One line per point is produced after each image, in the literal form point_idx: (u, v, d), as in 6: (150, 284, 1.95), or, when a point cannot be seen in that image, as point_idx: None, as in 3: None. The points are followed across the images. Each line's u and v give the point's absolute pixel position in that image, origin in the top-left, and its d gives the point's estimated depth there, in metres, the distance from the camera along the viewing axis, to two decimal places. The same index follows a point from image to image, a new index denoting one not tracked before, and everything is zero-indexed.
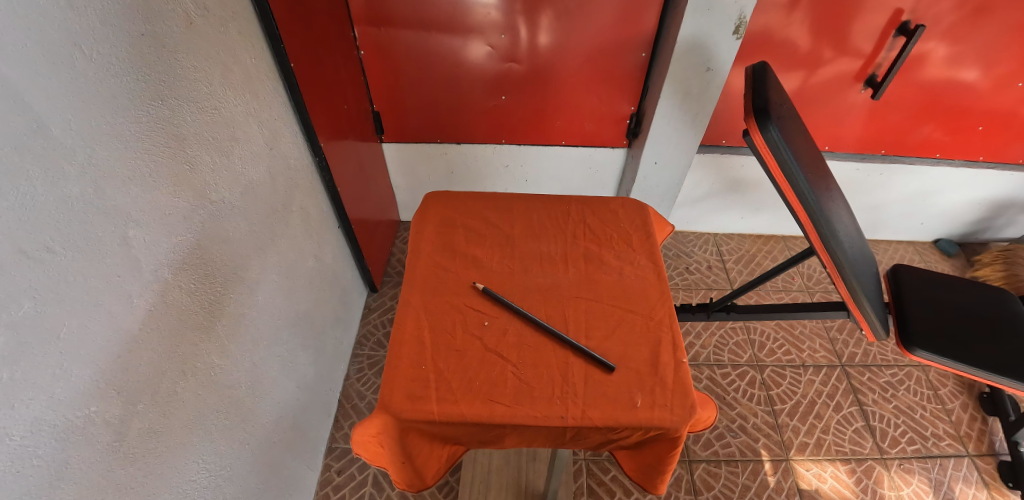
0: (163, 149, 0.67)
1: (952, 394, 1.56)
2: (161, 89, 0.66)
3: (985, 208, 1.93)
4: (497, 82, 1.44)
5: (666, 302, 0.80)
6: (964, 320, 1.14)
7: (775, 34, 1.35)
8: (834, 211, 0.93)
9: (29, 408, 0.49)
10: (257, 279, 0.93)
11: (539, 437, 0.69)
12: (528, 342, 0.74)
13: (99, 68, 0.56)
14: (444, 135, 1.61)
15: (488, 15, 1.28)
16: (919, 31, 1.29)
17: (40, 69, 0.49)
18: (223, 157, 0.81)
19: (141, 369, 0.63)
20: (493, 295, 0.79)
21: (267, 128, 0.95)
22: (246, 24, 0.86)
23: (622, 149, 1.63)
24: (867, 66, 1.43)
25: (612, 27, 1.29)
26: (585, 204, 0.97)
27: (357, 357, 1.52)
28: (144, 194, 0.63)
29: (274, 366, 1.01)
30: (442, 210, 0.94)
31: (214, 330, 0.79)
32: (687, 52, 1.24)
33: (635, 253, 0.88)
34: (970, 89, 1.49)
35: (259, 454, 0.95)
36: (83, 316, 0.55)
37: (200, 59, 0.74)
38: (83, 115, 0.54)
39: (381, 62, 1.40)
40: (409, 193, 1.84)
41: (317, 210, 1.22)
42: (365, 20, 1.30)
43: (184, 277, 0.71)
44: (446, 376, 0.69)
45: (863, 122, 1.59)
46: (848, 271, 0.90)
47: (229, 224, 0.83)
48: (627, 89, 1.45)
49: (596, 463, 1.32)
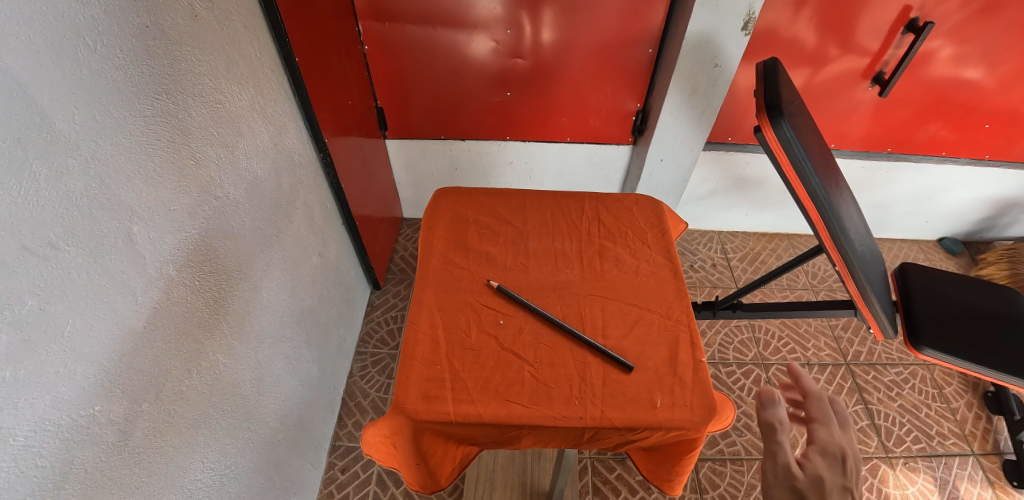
0: (167, 144, 0.66)
1: (957, 392, 1.55)
2: (166, 83, 0.65)
3: (990, 206, 1.93)
4: (502, 78, 1.43)
5: (683, 300, 0.79)
6: (974, 320, 1.14)
7: (781, 32, 1.34)
8: (845, 208, 0.92)
9: (33, 408, 0.48)
10: (262, 276, 0.92)
11: (557, 438, 0.68)
12: (544, 342, 0.73)
13: (103, 60, 0.55)
14: (448, 131, 1.60)
15: (492, 11, 1.27)
16: (928, 29, 1.27)
17: (44, 60, 0.48)
18: (228, 153, 0.80)
19: (146, 367, 0.62)
20: (507, 293, 0.78)
21: (272, 123, 0.94)
22: (251, 18, 0.85)
23: (627, 146, 1.62)
24: (874, 64, 1.42)
25: (618, 23, 1.28)
26: (599, 201, 0.96)
27: (361, 355, 1.52)
28: (150, 191, 0.62)
29: (280, 363, 1.00)
30: (453, 207, 0.93)
31: (219, 328, 0.78)
32: (696, 48, 1.23)
33: (650, 251, 0.87)
34: (976, 88, 1.48)
35: (265, 452, 0.94)
36: (88, 314, 0.54)
37: (204, 52, 0.73)
38: (88, 109, 0.53)
39: (386, 59, 1.39)
40: (413, 191, 1.83)
41: (322, 206, 1.21)
42: (368, 15, 1.28)
43: (189, 274, 0.70)
44: (461, 376, 0.68)
45: (869, 119, 1.59)
46: (859, 270, 0.90)
47: (234, 220, 0.82)
48: (633, 85, 1.44)
49: (601, 462, 1.31)
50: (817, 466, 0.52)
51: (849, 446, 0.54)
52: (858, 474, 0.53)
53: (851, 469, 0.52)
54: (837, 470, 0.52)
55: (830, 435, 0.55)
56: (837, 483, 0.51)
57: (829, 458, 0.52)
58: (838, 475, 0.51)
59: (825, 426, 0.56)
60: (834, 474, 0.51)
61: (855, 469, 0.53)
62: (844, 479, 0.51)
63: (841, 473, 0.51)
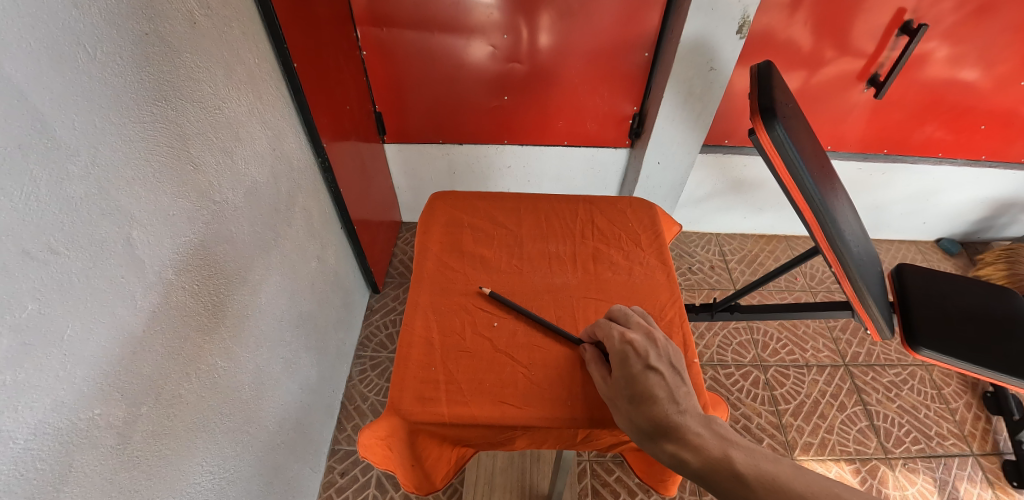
0: (166, 150, 0.66)
1: (956, 393, 1.56)
2: (165, 89, 0.66)
3: (987, 207, 1.93)
4: (499, 82, 1.44)
5: (676, 302, 0.80)
6: (971, 320, 1.14)
7: (777, 34, 1.35)
8: (839, 209, 0.92)
9: (33, 411, 0.49)
10: (261, 280, 0.92)
11: (551, 439, 0.69)
12: (538, 343, 0.73)
13: (103, 67, 0.55)
14: (446, 136, 1.61)
15: (489, 16, 1.28)
16: (922, 31, 1.28)
17: (44, 66, 0.48)
18: (227, 158, 0.81)
19: (144, 370, 0.63)
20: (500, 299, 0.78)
21: (270, 129, 0.95)
22: (250, 24, 0.86)
23: (624, 149, 1.63)
24: (870, 65, 1.43)
25: (614, 27, 1.29)
26: (593, 204, 0.97)
27: (360, 358, 1.52)
28: (149, 195, 0.63)
29: (278, 367, 1.00)
30: (448, 210, 0.94)
31: (217, 331, 0.78)
32: (691, 52, 1.24)
33: (644, 252, 0.88)
34: (972, 89, 1.48)
35: (263, 456, 0.94)
36: (88, 318, 0.54)
37: (203, 58, 0.74)
38: (88, 115, 0.53)
39: (384, 64, 1.40)
40: (411, 195, 1.84)
41: (320, 210, 1.22)
42: (366, 20, 1.29)
43: (188, 278, 0.71)
44: (455, 377, 0.68)
45: (865, 121, 1.59)
46: (855, 270, 0.90)
47: (233, 224, 0.82)
48: (630, 88, 1.44)
49: (600, 464, 1.31)
50: (617, 373, 0.61)
51: (628, 335, 0.63)
52: (646, 343, 0.62)
53: (640, 347, 0.61)
54: (627, 364, 0.60)
55: (612, 340, 0.64)
56: (635, 371, 0.59)
57: (620, 360, 0.61)
58: (631, 364, 0.60)
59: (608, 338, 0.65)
60: (628, 369, 0.60)
61: (644, 347, 0.61)
62: (637, 363, 0.60)
63: (633, 362, 0.60)
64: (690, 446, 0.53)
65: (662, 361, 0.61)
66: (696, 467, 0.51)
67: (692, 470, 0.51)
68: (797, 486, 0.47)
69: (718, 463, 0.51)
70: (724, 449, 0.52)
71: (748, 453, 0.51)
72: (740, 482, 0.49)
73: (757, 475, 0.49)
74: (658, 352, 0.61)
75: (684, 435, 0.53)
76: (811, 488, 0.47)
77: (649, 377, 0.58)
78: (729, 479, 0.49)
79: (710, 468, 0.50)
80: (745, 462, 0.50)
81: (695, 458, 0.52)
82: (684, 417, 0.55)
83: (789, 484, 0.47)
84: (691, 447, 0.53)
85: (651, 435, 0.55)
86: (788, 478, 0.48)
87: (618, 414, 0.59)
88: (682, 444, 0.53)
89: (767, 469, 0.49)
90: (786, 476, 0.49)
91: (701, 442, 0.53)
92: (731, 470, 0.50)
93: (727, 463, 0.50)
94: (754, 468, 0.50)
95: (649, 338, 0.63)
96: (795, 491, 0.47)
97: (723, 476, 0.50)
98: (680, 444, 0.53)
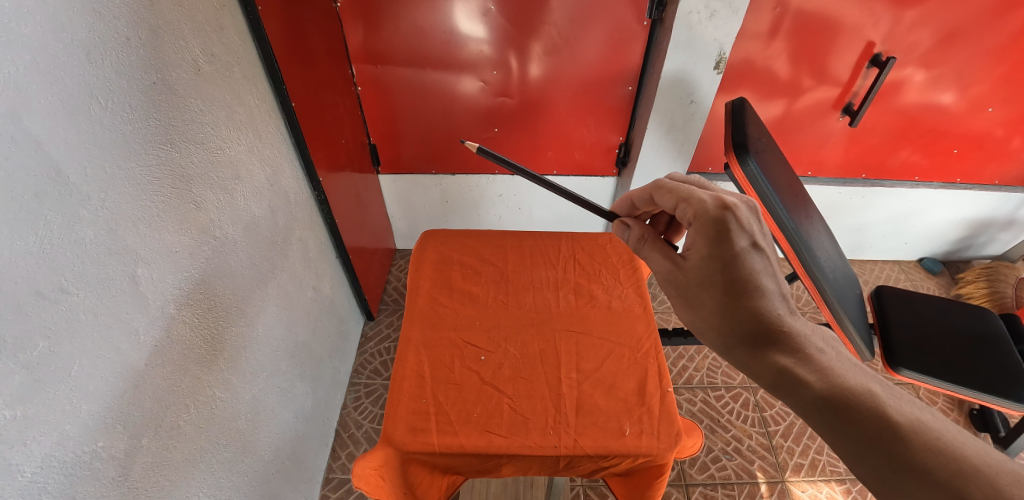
0: (170, 190, 0.70)
1: (943, 411, 1.58)
2: (171, 133, 0.70)
3: (966, 227, 1.99)
4: (490, 115, 1.50)
5: (652, 333, 0.83)
6: (950, 340, 1.17)
7: (756, 64, 1.42)
8: (814, 236, 0.96)
9: (40, 444, 0.51)
10: (257, 312, 0.95)
11: (535, 466, 0.71)
12: (522, 374, 0.77)
13: (114, 116, 0.59)
14: (439, 166, 1.66)
15: (481, 52, 1.34)
16: (891, 62, 1.36)
17: (60, 119, 0.52)
18: (227, 196, 0.84)
19: (146, 404, 0.65)
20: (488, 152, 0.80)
21: (269, 165, 0.99)
22: (250, 67, 0.91)
23: (611, 178, 1.69)
24: (844, 94, 1.50)
25: (600, 61, 1.36)
26: (574, 240, 1.01)
27: (355, 386, 1.53)
28: (153, 236, 0.66)
29: (274, 396, 1.02)
30: (439, 247, 0.97)
31: (215, 364, 0.80)
32: (672, 85, 1.30)
33: (623, 287, 0.92)
34: (946, 112, 1.55)
35: (258, 486, 0.95)
36: (93, 355, 0.57)
37: (207, 101, 0.78)
38: (98, 162, 0.57)
39: (378, 99, 1.45)
40: (405, 223, 1.88)
41: (316, 241, 1.25)
42: (361, 58, 1.35)
43: (188, 313, 0.73)
44: (445, 409, 0.71)
45: (843, 147, 1.66)
46: (832, 295, 0.93)
47: (232, 258, 0.85)
48: (616, 119, 1.51)
49: (592, 490, 1.32)
50: (715, 247, 0.65)
51: (728, 207, 0.67)
52: (745, 218, 0.66)
53: (740, 223, 0.65)
54: (728, 238, 0.64)
55: (709, 209, 0.67)
56: (736, 251, 0.64)
57: (721, 233, 0.65)
58: (732, 241, 0.64)
59: (702, 207, 0.68)
60: (727, 243, 0.64)
61: (743, 221, 0.66)
62: (739, 240, 0.64)
63: (735, 240, 0.64)
64: (810, 369, 0.54)
65: (760, 245, 0.65)
66: (818, 389, 0.51)
67: (815, 393, 0.51)
68: (969, 454, 0.41)
69: (850, 392, 0.50)
70: (854, 378, 0.52)
71: (889, 392, 0.50)
72: (886, 423, 0.46)
73: (910, 423, 0.45)
74: (755, 229, 0.66)
75: (803, 360, 0.55)
76: (988, 460, 0.40)
77: (746, 258, 0.63)
78: (870, 413, 0.47)
79: (839, 394, 0.50)
80: (893, 406, 0.47)
81: (819, 382, 0.52)
82: (791, 327, 0.59)
83: (949, 439, 0.43)
84: (813, 371, 0.54)
85: (755, 338, 0.59)
86: (955, 441, 0.43)
87: (709, 293, 0.64)
88: (798, 359, 0.56)
89: (926, 421, 0.45)
90: (953, 438, 0.43)
91: (828, 372, 0.53)
92: (869, 404, 0.48)
93: (865, 398, 0.49)
94: (900, 409, 0.47)
95: (747, 215, 0.67)
96: (967, 457, 0.41)
97: (858, 407, 0.48)
98: (801, 366, 0.55)
